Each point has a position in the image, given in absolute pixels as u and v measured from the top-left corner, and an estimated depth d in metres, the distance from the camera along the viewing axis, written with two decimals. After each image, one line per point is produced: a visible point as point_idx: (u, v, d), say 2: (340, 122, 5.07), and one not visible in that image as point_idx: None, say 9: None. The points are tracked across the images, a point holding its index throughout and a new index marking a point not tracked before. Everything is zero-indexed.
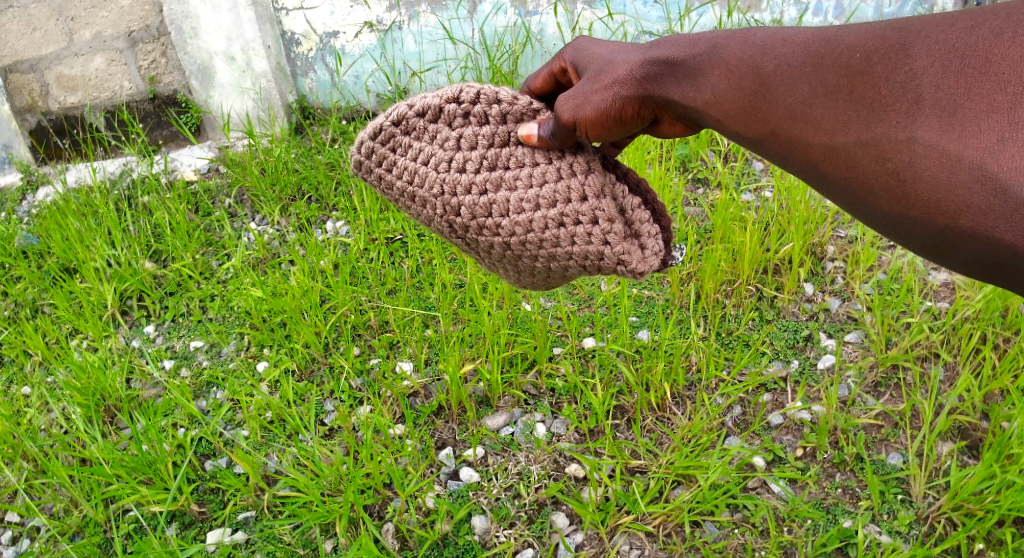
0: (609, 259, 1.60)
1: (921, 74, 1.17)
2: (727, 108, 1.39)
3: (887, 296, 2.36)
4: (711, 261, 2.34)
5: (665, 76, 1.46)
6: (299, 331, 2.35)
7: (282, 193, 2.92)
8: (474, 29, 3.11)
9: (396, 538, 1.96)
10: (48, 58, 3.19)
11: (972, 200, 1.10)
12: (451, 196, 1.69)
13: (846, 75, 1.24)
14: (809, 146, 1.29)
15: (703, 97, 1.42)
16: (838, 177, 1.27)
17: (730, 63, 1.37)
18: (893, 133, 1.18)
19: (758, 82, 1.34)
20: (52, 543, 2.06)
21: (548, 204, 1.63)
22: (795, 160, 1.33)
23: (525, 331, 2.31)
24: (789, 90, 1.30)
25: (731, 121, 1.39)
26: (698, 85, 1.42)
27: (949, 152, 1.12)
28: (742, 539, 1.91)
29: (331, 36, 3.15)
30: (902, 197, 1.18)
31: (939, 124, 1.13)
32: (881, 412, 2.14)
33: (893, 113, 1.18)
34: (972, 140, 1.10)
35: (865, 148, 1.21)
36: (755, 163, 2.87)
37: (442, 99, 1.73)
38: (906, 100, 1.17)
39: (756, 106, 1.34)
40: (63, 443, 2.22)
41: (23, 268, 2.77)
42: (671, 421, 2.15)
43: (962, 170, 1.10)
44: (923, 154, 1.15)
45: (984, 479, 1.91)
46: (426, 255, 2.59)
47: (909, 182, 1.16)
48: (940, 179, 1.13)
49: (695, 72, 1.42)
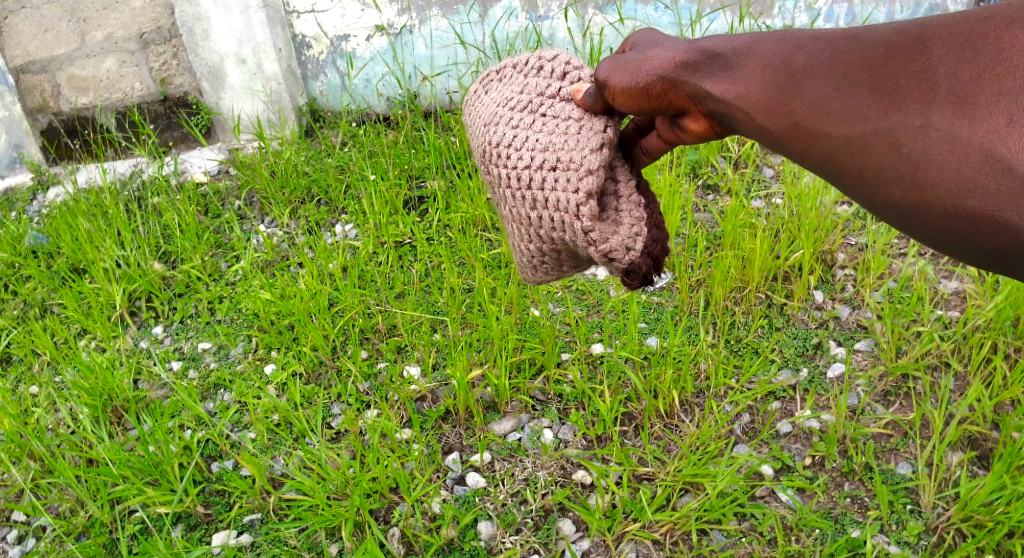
0: (576, 215, 1.63)
1: (938, 64, 1.23)
2: (755, 101, 1.37)
3: (898, 305, 2.35)
4: (721, 268, 2.33)
5: (704, 68, 1.43)
6: (308, 334, 2.35)
7: (292, 195, 2.93)
8: (485, 34, 3.14)
9: (402, 542, 1.94)
10: (60, 59, 3.21)
11: (981, 182, 1.17)
12: (489, 123, 1.76)
13: (869, 68, 1.27)
14: (829, 138, 1.30)
15: (735, 90, 1.39)
16: (852, 168, 1.30)
17: (765, 57, 1.37)
18: (911, 121, 1.23)
19: (787, 74, 1.34)
20: (57, 543, 2.07)
21: (552, 149, 1.67)
22: (813, 153, 1.33)
23: (533, 337, 2.30)
24: (815, 83, 1.31)
25: (757, 112, 1.37)
26: (732, 78, 1.40)
27: (961, 137, 1.19)
28: (750, 548, 1.90)
29: (341, 40, 3.15)
30: (915, 183, 1.23)
31: (953, 111, 1.21)
32: (891, 422, 2.13)
33: (910, 102, 1.24)
34: (982, 125, 1.18)
35: (880, 137, 1.25)
36: (766, 169, 2.86)
37: (531, 54, 1.84)
38: (923, 88, 1.23)
39: (782, 97, 1.34)
40: (71, 443, 2.22)
41: (32, 267, 2.78)
42: (680, 428, 2.14)
43: (974, 153, 1.18)
44: (937, 140, 1.21)
45: (994, 490, 1.89)
46: (435, 259, 2.59)
47: (923, 167, 1.22)
48: (952, 163, 1.19)
49: (732, 66, 1.40)
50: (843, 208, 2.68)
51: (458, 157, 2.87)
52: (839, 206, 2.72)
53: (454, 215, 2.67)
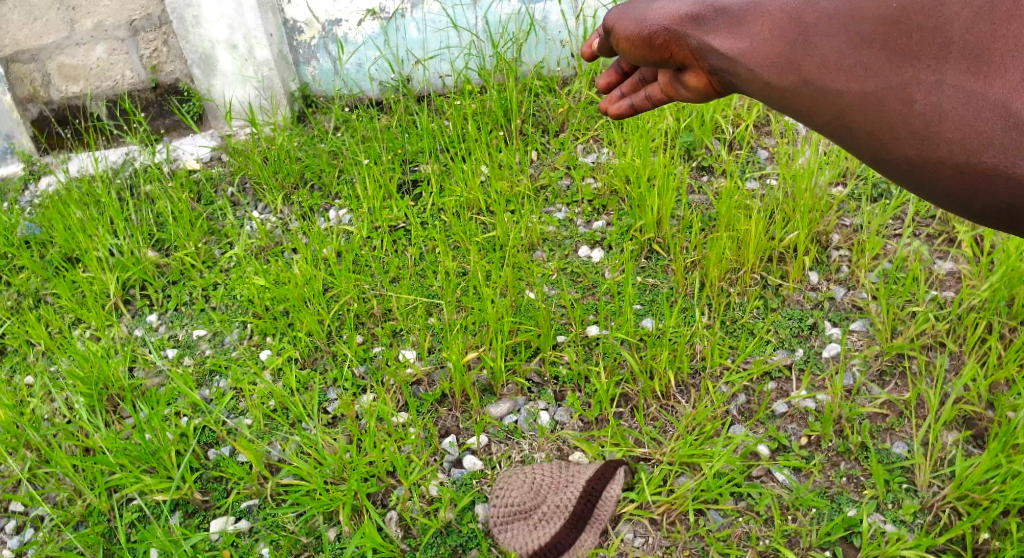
0: None
1: (952, 19, 1.30)
2: (762, 56, 1.52)
3: (893, 285, 2.35)
4: (716, 249, 2.32)
5: (710, 21, 1.63)
6: (303, 319, 2.35)
7: (285, 180, 2.92)
8: (478, 17, 3.12)
9: (400, 525, 1.96)
10: (49, 48, 3.17)
11: (994, 136, 1.25)
12: None
13: (881, 24, 1.36)
14: (841, 94, 1.41)
15: (740, 46, 1.56)
16: (864, 124, 1.40)
17: (775, 14, 1.50)
18: (924, 77, 1.32)
19: (800, 31, 1.45)
20: (56, 532, 2.06)
21: None
22: (825, 110, 1.45)
23: (529, 319, 2.30)
24: (826, 40, 1.42)
25: (764, 68, 1.53)
26: (740, 34, 1.56)
27: (977, 92, 1.27)
28: (747, 527, 1.90)
29: (333, 24, 3.11)
30: (928, 138, 1.32)
31: (966, 68, 1.28)
32: (886, 401, 2.13)
33: (925, 58, 1.32)
34: (997, 81, 1.25)
35: (894, 94, 1.35)
36: (761, 150, 2.85)
37: None
38: (936, 45, 1.31)
39: (793, 53, 1.46)
40: (68, 432, 2.22)
41: (25, 257, 2.76)
42: (676, 409, 2.15)
43: (988, 109, 1.26)
44: (951, 96, 1.29)
45: (989, 469, 1.90)
46: (430, 244, 2.58)
47: (936, 122, 1.30)
48: (965, 118, 1.27)
49: (738, 21, 1.57)
50: (838, 188, 2.68)
51: (452, 141, 2.87)
52: (833, 186, 2.71)
53: (448, 199, 2.67)
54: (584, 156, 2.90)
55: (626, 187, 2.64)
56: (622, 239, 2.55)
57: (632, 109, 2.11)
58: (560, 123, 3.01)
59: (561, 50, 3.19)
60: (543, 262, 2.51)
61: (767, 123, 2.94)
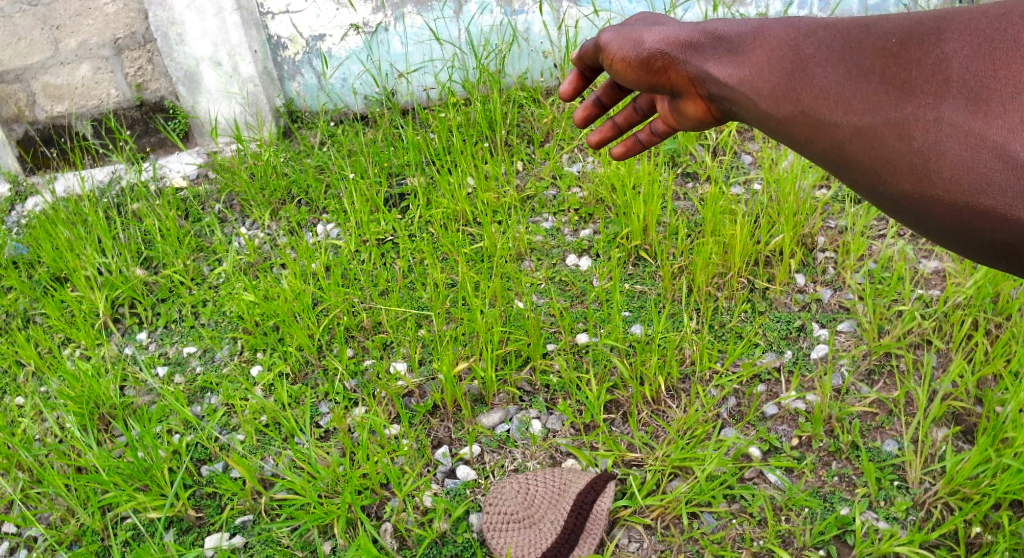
0: None
1: (952, 56, 1.31)
2: (761, 85, 1.57)
3: (878, 285, 2.38)
4: (703, 254, 2.35)
5: (705, 49, 1.70)
6: (293, 334, 2.36)
7: (272, 196, 2.93)
8: (460, 29, 3.16)
9: (395, 537, 1.96)
10: (34, 68, 3.17)
11: (993, 178, 1.23)
12: None
13: (880, 58, 1.39)
14: (837, 126, 1.43)
15: (739, 73, 1.62)
16: (861, 156, 1.41)
17: (773, 43, 1.57)
18: (922, 112, 1.32)
19: (798, 62, 1.51)
20: (49, 553, 2.05)
21: None
22: (823, 140, 1.47)
23: (518, 328, 2.31)
24: (824, 72, 1.46)
25: (762, 96, 1.57)
26: (738, 64, 1.62)
27: (974, 131, 1.26)
28: (741, 529, 1.91)
29: (317, 40, 3.13)
30: (924, 175, 1.31)
31: (965, 106, 1.28)
32: (875, 400, 2.15)
33: (922, 94, 1.33)
34: (996, 121, 1.24)
35: (891, 128, 1.35)
36: (744, 156, 2.89)
37: None
38: (935, 81, 1.32)
39: (790, 84, 1.51)
40: (59, 452, 2.21)
41: (12, 278, 2.75)
42: (667, 415, 2.16)
43: (987, 149, 1.24)
44: (949, 134, 1.28)
45: (979, 463, 1.91)
46: (418, 256, 2.59)
47: (933, 159, 1.29)
48: (964, 156, 1.26)
49: (735, 49, 1.64)
50: (821, 191, 2.70)
51: (437, 153, 2.91)
52: (817, 189, 2.74)
53: (434, 210, 2.69)
54: (569, 166, 2.93)
55: (612, 195, 2.67)
56: (608, 246, 2.58)
57: (640, 144, 2.06)
58: (545, 133, 3.03)
59: (543, 60, 3.23)
60: (532, 271, 2.54)
61: (750, 128, 2.98)
